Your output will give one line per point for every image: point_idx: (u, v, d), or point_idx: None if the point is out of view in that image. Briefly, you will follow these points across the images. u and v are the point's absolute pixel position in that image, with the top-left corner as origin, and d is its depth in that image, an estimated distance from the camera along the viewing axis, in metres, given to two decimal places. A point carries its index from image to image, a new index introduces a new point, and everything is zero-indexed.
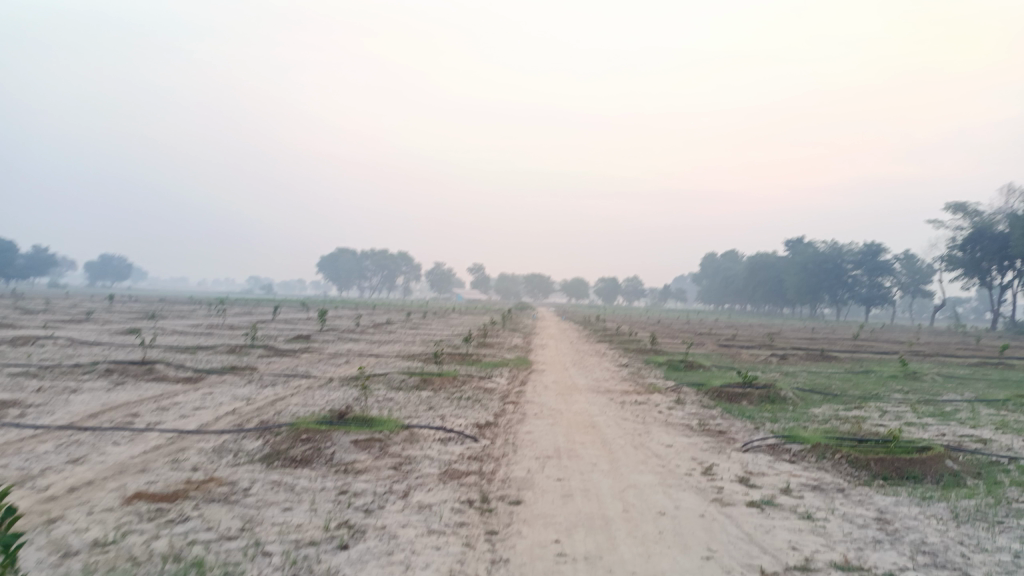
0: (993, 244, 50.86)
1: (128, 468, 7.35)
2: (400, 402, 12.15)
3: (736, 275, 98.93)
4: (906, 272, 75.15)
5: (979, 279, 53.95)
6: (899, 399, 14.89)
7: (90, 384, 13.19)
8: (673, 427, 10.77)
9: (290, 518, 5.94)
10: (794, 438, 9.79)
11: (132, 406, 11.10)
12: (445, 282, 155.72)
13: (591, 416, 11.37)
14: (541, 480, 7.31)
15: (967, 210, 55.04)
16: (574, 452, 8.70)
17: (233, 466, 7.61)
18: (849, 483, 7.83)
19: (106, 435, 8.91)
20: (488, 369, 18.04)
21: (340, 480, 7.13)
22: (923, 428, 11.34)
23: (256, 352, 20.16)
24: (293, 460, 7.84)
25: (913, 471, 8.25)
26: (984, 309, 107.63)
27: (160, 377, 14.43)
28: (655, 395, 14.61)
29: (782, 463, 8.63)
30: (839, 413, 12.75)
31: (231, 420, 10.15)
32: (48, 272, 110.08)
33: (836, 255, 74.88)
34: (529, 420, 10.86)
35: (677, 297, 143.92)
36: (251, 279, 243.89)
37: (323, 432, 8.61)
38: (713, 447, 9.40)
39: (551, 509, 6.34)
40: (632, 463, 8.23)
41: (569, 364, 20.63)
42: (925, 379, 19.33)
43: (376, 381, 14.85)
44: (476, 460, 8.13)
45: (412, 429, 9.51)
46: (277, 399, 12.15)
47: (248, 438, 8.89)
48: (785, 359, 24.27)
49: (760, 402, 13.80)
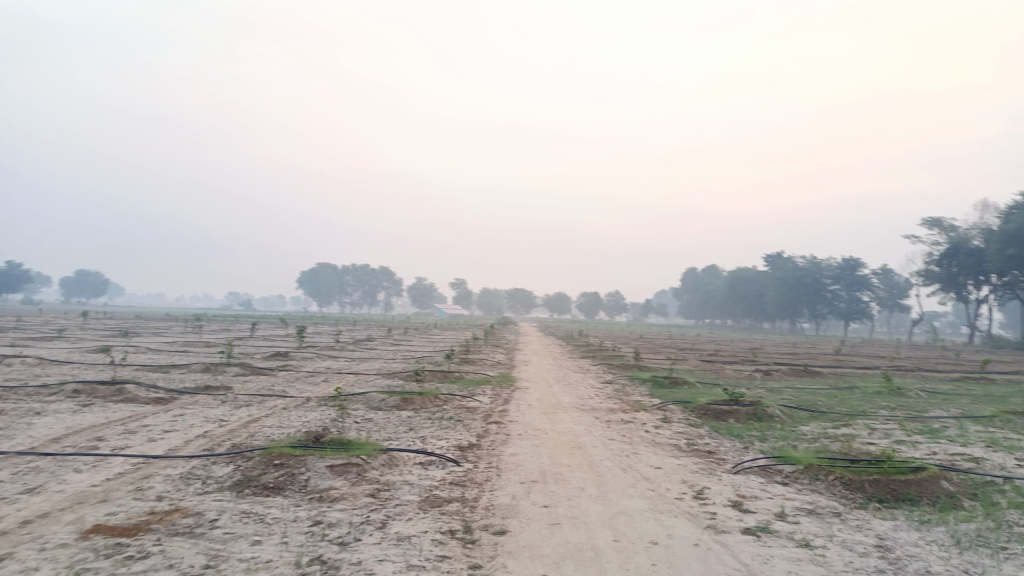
0: (969, 259, 51.37)
1: (87, 499, 6.92)
2: (379, 423, 11.75)
3: (717, 290, 99.36)
4: (884, 287, 75.79)
5: (955, 294, 54.45)
6: (887, 416, 14.71)
7: (55, 406, 12.65)
8: (661, 447, 10.48)
9: (259, 553, 5.56)
10: (785, 459, 9.52)
11: (98, 429, 10.61)
12: (427, 298, 155.07)
13: (577, 436, 11.04)
14: (526, 507, 6.97)
15: (944, 226, 55.65)
16: (560, 475, 8.37)
17: (200, 495, 7.20)
18: (844, 506, 7.58)
19: (67, 461, 8.45)
20: (470, 387, 17.68)
21: (314, 510, 6.74)
22: (914, 446, 11.13)
23: (231, 370, 19.64)
24: (264, 487, 7.45)
25: (909, 492, 7.99)
26: (960, 323, 108.85)
27: (129, 398, 13.90)
28: (641, 413, 14.31)
29: (774, 485, 8.36)
30: (827, 431, 12.53)
31: (201, 444, 9.72)
32: (21, 289, 107.88)
33: (814, 269, 75.39)
34: (513, 441, 10.51)
35: (657, 313, 144.01)
36: (230, 295, 241.56)
37: (297, 457, 8.21)
38: (702, 469, 9.11)
39: (537, 540, 6.00)
40: (620, 486, 7.91)
41: (552, 380, 20.30)
42: (909, 395, 19.22)
43: (355, 400, 14.44)
44: (458, 486, 7.77)
45: (391, 452, 9.13)
46: (251, 421, 11.71)
47: (218, 464, 8.47)
48: (770, 375, 24.11)
49: (747, 420, 13.54)
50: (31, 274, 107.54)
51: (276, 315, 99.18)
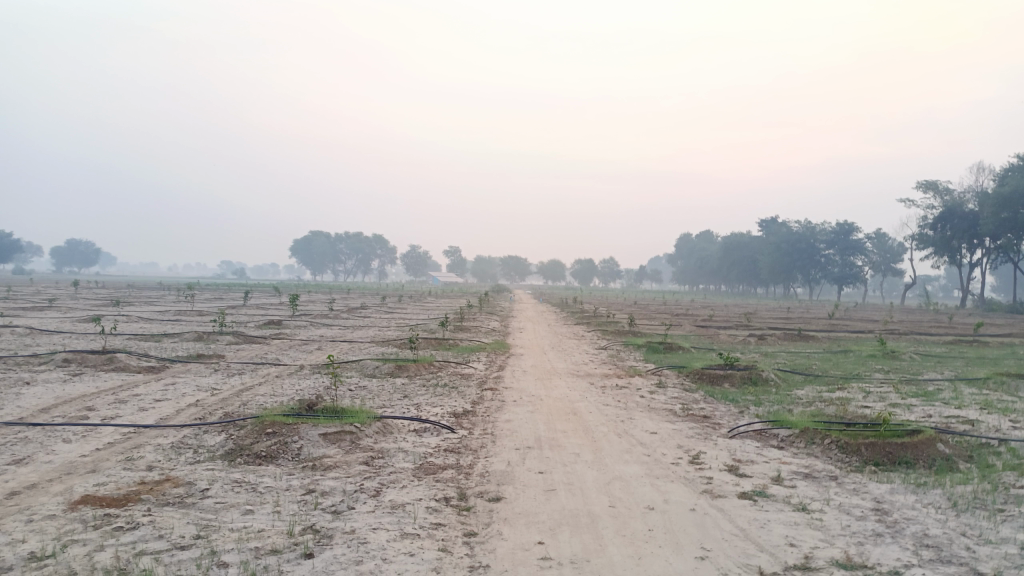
0: (963, 223, 51.29)
1: (76, 469, 6.81)
2: (373, 391, 11.68)
3: (711, 256, 99.47)
4: (878, 252, 75.81)
5: (949, 258, 54.58)
6: (882, 380, 14.72)
7: (45, 376, 12.53)
8: (657, 412, 10.43)
9: (250, 523, 5.47)
10: (781, 423, 9.48)
11: (88, 399, 10.50)
12: (421, 266, 154.85)
13: (572, 402, 11.00)
14: (521, 473, 6.91)
15: (939, 190, 55.47)
16: (556, 442, 8.31)
17: (192, 464, 7.10)
18: (841, 469, 7.54)
19: (56, 431, 8.34)
20: (465, 354, 17.63)
21: (308, 479, 6.65)
22: (909, 409, 11.13)
23: (224, 339, 19.52)
24: (257, 456, 7.36)
25: (905, 456, 7.96)
26: (952, 287, 109.19)
27: (120, 367, 13.79)
28: (637, 378, 14.29)
29: (770, 449, 8.32)
30: (822, 394, 12.53)
31: (193, 413, 9.62)
32: (11, 259, 106.86)
33: (809, 234, 75.42)
34: (508, 408, 10.46)
35: (652, 279, 144.15)
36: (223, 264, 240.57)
37: (289, 425, 8.11)
38: (698, 433, 9.06)
39: (533, 506, 5.94)
40: (616, 452, 7.85)
41: (548, 347, 20.25)
42: (904, 358, 19.26)
43: (349, 368, 14.37)
44: (453, 453, 7.70)
45: (385, 419, 9.05)
46: (244, 389, 11.62)
47: (210, 433, 8.38)
48: (765, 339, 24.16)
49: (742, 384, 13.53)
50: (21, 244, 106.40)
51: (270, 284, 98.65)
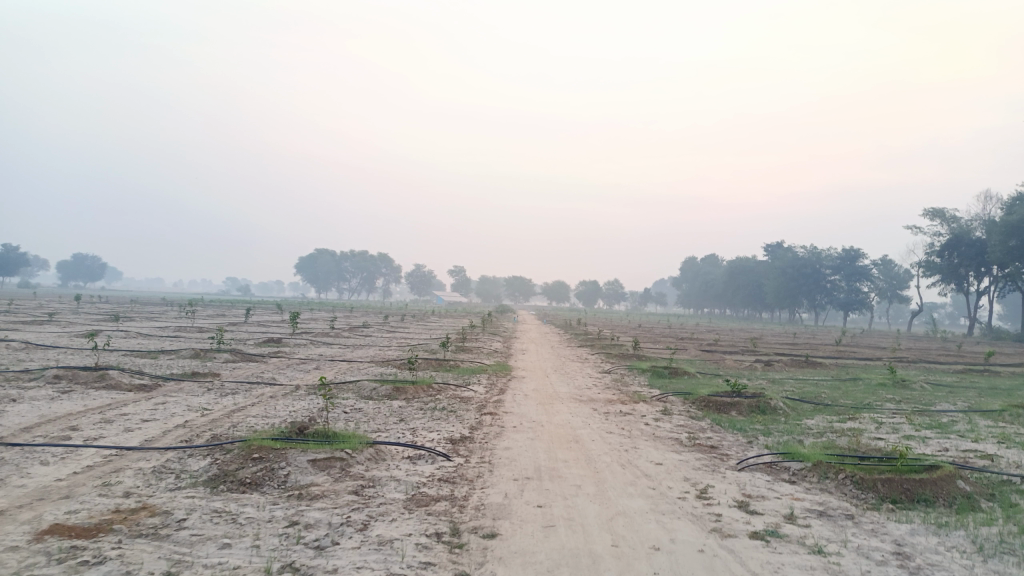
0: (970, 251, 50.83)
1: (49, 495, 6.46)
2: (368, 414, 11.31)
3: (716, 279, 99.10)
4: (884, 278, 75.25)
5: (955, 285, 54.10)
6: (893, 409, 14.28)
7: (32, 393, 12.17)
8: (662, 441, 10.02)
9: (226, 558, 5.11)
10: (792, 455, 9.05)
11: (74, 418, 10.15)
12: (426, 285, 154.51)
13: (574, 429, 10.59)
14: (519, 507, 6.52)
15: (945, 217, 55.09)
16: (556, 472, 7.91)
17: (172, 491, 6.75)
18: (857, 507, 7.13)
19: (35, 452, 7.99)
20: (465, 376, 17.23)
21: (292, 509, 6.28)
22: (924, 442, 10.70)
23: (222, 357, 19.18)
24: (241, 483, 7.01)
25: (924, 493, 7.55)
26: (959, 314, 108.51)
27: (111, 385, 13.44)
28: (641, 404, 13.89)
29: (781, 484, 7.92)
30: (833, 425, 12.09)
31: (180, 434, 9.26)
32: (16, 272, 106.51)
33: (814, 259, 75.08)
34: (507, 434, 10.07)
35: (656, 301, 144.03)
36: (229, 281, 241.11)
37: (277, 450, 7.74)
38: (705, 465, 8.66)
39: (530, 544, 5.56)
40: (619, 484, 7.46)
41: (550, 370, 19.87)
42: (914, 387, 18.78)
43: (346, 388, 14.00)
44: (446, 483, 7.33)
45: (378, 445, 8.66)
46: (235, 410, 11.24)
47: (194, 457, 8.01)
48: (771, 366, 23.66)
49: (750, 412, 13.11)
50: (26, 258, 106.15)
51: (273, 301, 98.19)
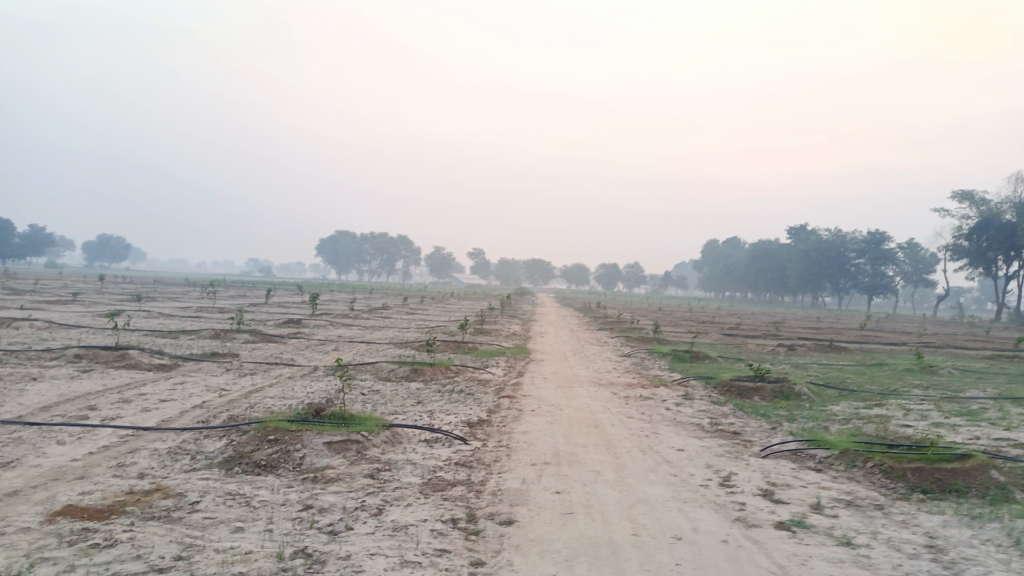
0: (1000, 234, 49.67)
1: (64, 475, 6.42)
2: (386, 396, 11.22)
3: (738, 263, 98.03)
4: (910, 262, 74.00)
5: (984, 270, 52.98)
6: (921, 396, 13.92)
7: (53, 372, 12.22)
8: (683, 427, 9.81)
9: (239, 542, 5.02)
10: (818, 442, 8.82)
11: (93, 397, 10.16)
12: (446, 267, 154.63)
13: (593, 414, 10.41)
14: (536, 493, 6.37)
15: (974, 199, 53.89)
16: (575, 457, 7.76)
17: (186, 473, 6.69)
18: (885, 497, 6.91)
19: (52, 431, 7.98)
20: (483, 358, 17.11)
21: (307, 493, 6.18)
22: (954, 430, 10.38)
23: (241, 337, 19.20)
24: (256, 465, 6.92)
25: (956, 483, 7.29)
26: (986, 300, 106.67)
27: (131, 364, 13.49)
28: (661, 389, 13.68)
29: (807, 472, 7.70)
30: (859, 411, 11.80)
31: (197, 415, 9.23)
32: (45, 251, 108.21)
33: (839, 243, 73.93)
34: (525, 418, 9.93)
35: (677, 284, 143.20)
36: (251, 262, 243.23)
37: (293, 432, 7.65)
38: (728, 452, 8.46)
39: (548, 532, 5.40)
40: (640, 471, 7.28)
41: (570, 353, 19.69)
42: (942, 373, 18.33)
43: (364, 370, 13.94)
44: (463, 467, 7.19)
45: (395, 428, 8.55)
46: (253, 391, 11.22)
47: (210, 438, 7.95)
48: (794, 350, 23.22)
49: (773, 397, 12.86)
50: (54, 239, 107.77)
51: (295, 282, 98.81)
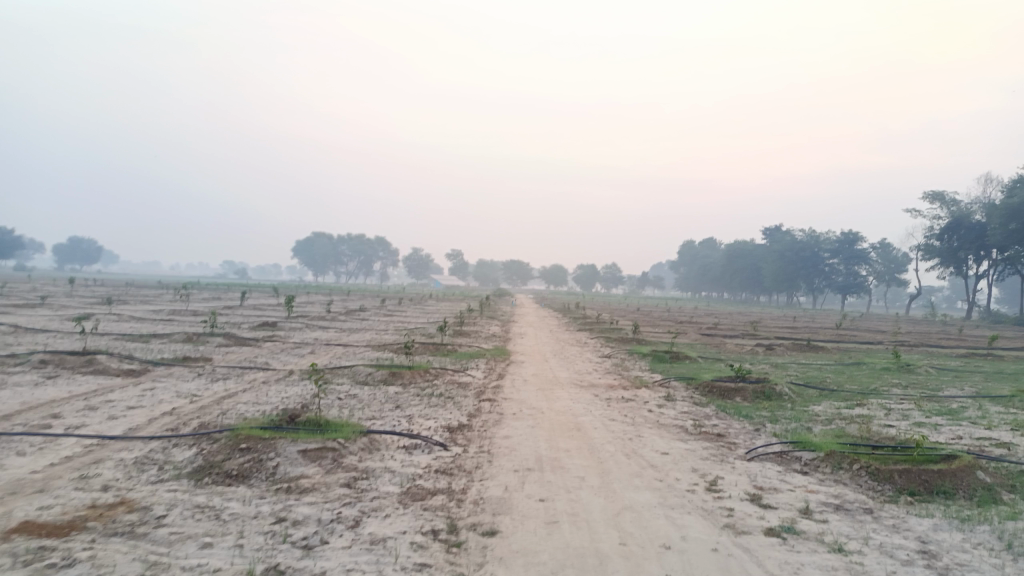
0: (971, 234, 50.38)
1: (23, 489, 6.08)
2: (363, 400, 10.94)
3: (714, 263, 98.64)
4: (883, 262, 74.91)
5: (955, 269, 53.73)
6: (901, 395, 13.93)
7: (16, 379, 11.79)
8: (667, 429, 9.67)
9: (207, 559, 4.76)
10: (803, 444, 8.71)
11: (58, 405, 9.78)
12: (423, 269, 153.81)
13: (576, 417, 10.23)
14: (520, 501, 6.16)
15: (945, 200, 54.68)
16: (558, 462, 7.57)
17: (153, 484, 6.39)
18: (874, 501, 6.79)
19: (12, 441, 7.63)
20: (463, 360, 16.89)
21: (280, 504, 5.91)
22: (937, 430, 10.34)
23: (215, 341, 18.77)
24: (227, 475, 6.64)
25: (943, 485, 7.20)
26: (957, 299, 108.48)
27: (99, 370, 13.07)
28: (643, 390, 13.55)
29: (794, 475, 7.58)
30: (842, 411, 11.74)
31: (166, 423, 8.90)
32: (13, 255, 106.07)
33: (813, 243, 74.64)
34: (506, 422, 9.72)
35: (654, 285, 144.04)
36: (226, 264, 240.33)
37: (266, 440, 7.37)
38: (714, 455, 8.32)
39: (533, 543, 5.20)
40: (625, 476, 7.11)
41: (550, 354, 19.53)
42: (919, 372, 18.42)
43: (341, 374, 13.64)
44: (443, 475, 6.97)
45: (372, 434, 8.30)
46: (225, 396, 10.89)
47: (179, 447, 7.65)
48: (773, 350, 23.24)
49: (755, 398, 12.78)
50: (22, 242, 105.60)
51: (270, 285, 97.73)
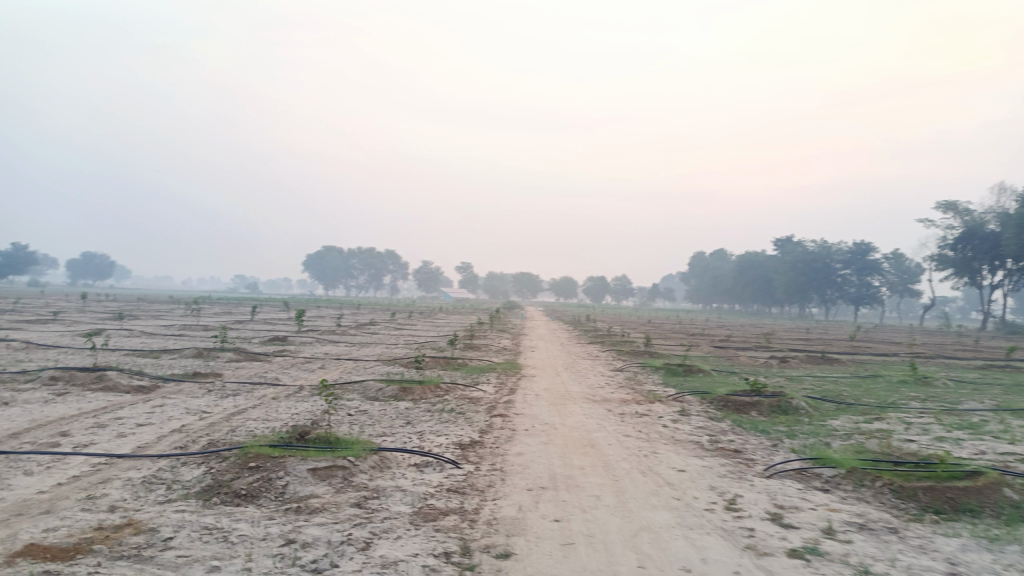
0: (984, 244, 49.88)
1: (29, 510, 5.99)
2: (373, 417, 10.82)
3: (725, 275, 98.26)
4: (896, 272, 74.35)
5: (969, 279, 53.19)
6: (920, 409, 13.67)
7: (26, 396, 11.73)
8: (683, 445, 9.49)
9: None
10: (823, 460, 8.51)
11: (67, 422, 9.71)
12: (433, 282, 154.02)
13: (589, 433, 10.06)
14: (534, 522, 6.01)
15: (958, 209, 54.26)
16: (572, 480, 7.42)
17: (161, 505, 6.28)
18: (899, 520, 6.59)
19: (20, 460, 7.55)
20: (474, 375, 16.75)
21: (290, 526, 5.78)
22: (959, 445, 10.11)
23: (225, 356, 18.72)
24: (236, 495, 6.53)
25: (969, 503, 6.98)
26: (971, 309, 107.48)
27: (109, 387, 13.01)
28: (657, 405, 13.35)
29: (815, 493, 7.39)
30: (860, 426, 11.52)
31: (175, 440, 8.81)
32: (28, 271, 106.87)
33: (825, 254, 74.22)
34: (519, 438, 9.56)
35: (665, 297, 143.63)
36: (238, 278, 241.69)
37: (275, 459, 7.25)
38: (731, 472, 8.13)
39: (548, 566, 5.05)
40: (641, 495, 6.95)
41: (561, 368, 19.35)
42: (937, 385, 18.12)
43: (351, 389, 13.52)
44: (456, 494, 6.83)
45: (383, 452, 8.18)
46: (235, 413, 10.79)
47: (188, 466, 7.54)
48: (787, 363, 22.95)
49: (771, 412, 12.57)
50: (37, 258, 106.38)
51: (281, 299, 97.98)
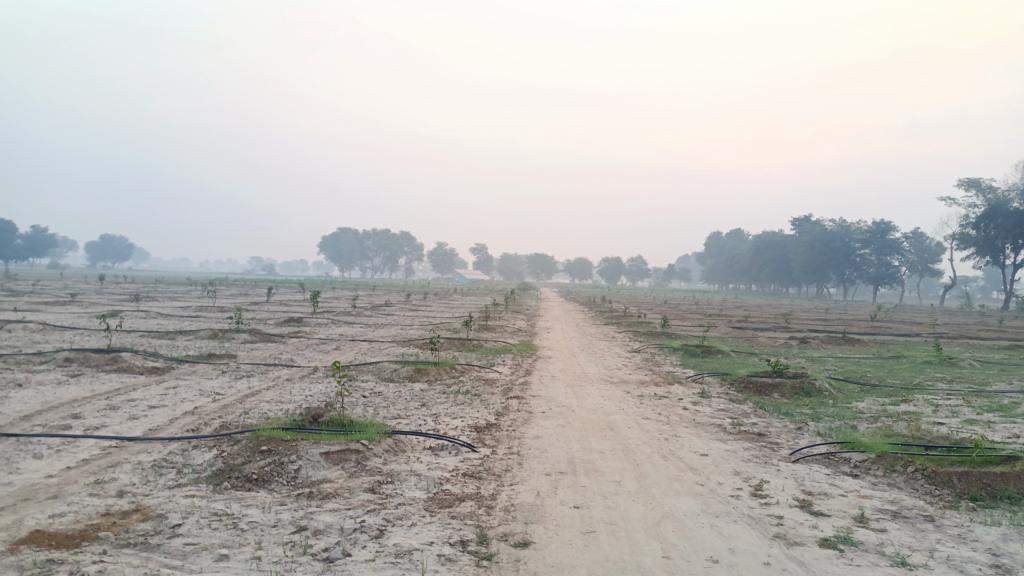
0: (1008, 222, 48.70)
1: (36, 495, 5.85)
2: (388, 399, 10.65)
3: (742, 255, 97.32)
4: (916, 251, 73.09)
5: (991, 258, 52.22)
6: (947, 390, 13.31)
7: (40, 377, 11.66)
8: (704, 429, 9.22)
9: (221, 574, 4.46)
10: (852, 444, 8.23)
11: (79, 404, 9.60)
12: (449, 263, 153.95)
13: (608, 415, 9.81)
14: (553, 509, 5.79)
15: (981, 187, 53.19)
16: (592, 465, 7.20)
17: (170, 490, 6.13)
18: (934, 507, 6.31)
19: (31, 443, 7.44)
20: (489, 356, 16.54)
21: (301, 512, 5.61)
22: (990, 428, 9.78)
23: (240, 337, 18.61)
24: (247, 480, 6.36)
25: (1008, 489, 6.67)
26: (991, 289, 105.94)
27: (122, 368, 12.91)
28: (676, 386, 13.08)
29: (844, 478, 7.12)
30: (886, 408, 11.21)
31: (187, 423, 8.66)
32: (49, 254, 107.92)
33: (844, 233, 73.12)
34: (536, 421, 9.36)
35: (681, 278, 142.70)
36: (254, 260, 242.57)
37: (288, 442, 7.07)
38: (756, 456, 7.88)
39: (568, 556, 4.83)
40: (663, 480, 6.72)
41: (577, 349, 19.12)
42: (963, 366, 17.69)
43: (365, 371, 13.36)
44: (472, 479, 6.63)
45: (397, 435, 7.98)
46: (248, 395, 10.65)
47: (198, 449, 7.39)
48: (807, 344, 22.55)
49: (793, 394, 12.27)
50: (57, 240, 107.12)
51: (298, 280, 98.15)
